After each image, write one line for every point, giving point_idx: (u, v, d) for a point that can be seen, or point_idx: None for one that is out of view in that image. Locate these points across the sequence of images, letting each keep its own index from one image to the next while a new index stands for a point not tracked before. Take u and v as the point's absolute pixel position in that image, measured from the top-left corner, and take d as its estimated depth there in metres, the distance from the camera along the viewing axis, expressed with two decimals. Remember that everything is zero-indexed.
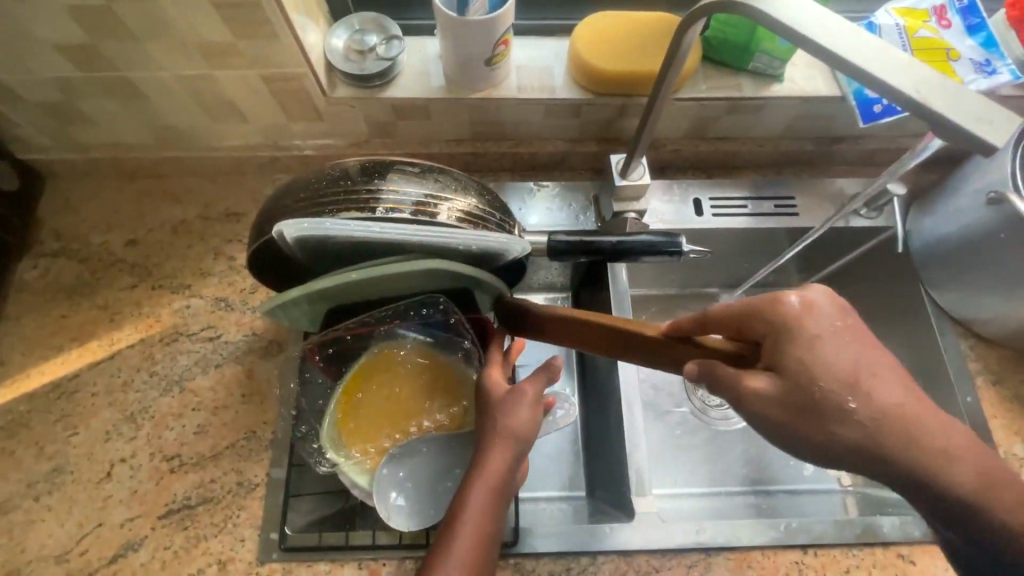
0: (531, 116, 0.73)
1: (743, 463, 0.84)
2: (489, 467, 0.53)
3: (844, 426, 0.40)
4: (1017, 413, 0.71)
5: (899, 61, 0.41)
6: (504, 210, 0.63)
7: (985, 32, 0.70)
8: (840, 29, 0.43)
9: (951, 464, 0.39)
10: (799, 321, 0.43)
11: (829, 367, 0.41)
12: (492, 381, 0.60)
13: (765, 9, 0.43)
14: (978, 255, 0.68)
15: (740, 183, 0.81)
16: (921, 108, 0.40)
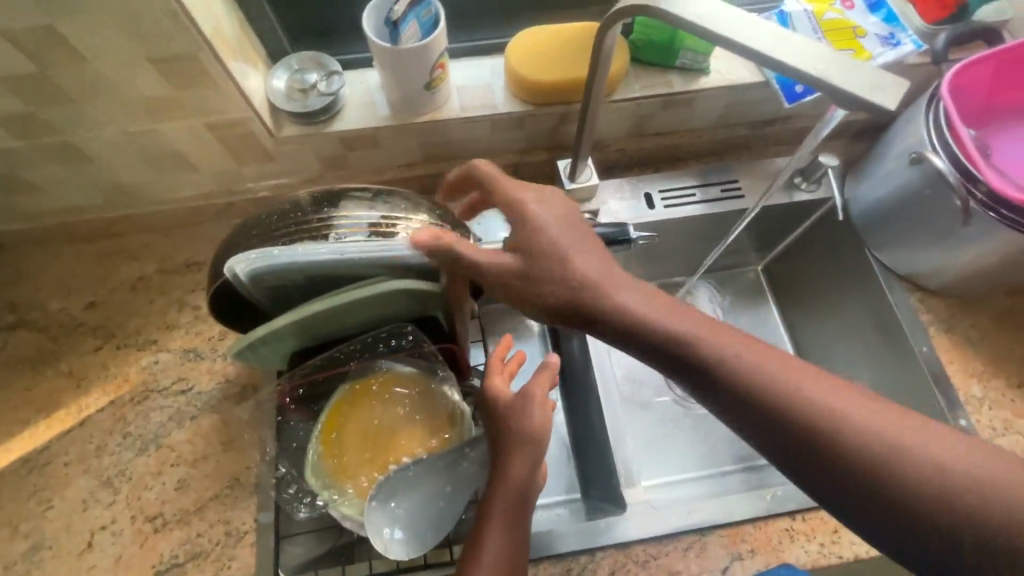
0: (478, 133, 0.76)
1: (730, 444, 0.87)
2: (511, 476, 0.56)
3: (560, 274, 0.50)
4: (971, 356, 0.75)
5: (797, 44, 0.45)
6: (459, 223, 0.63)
7: (886, 9, 0.75)
8: (741, 20, 0.46)
9: (665, 313, 0.49)
10: (526, 200, 0.53)
11: (551, 239, 0.51)
12: (495, 389, 0.60)
13: (671, 8, 0.46)
14: (911, 213, 0.73)
15: (686, 173, 0.85)
16: (822, 82, 0.43)
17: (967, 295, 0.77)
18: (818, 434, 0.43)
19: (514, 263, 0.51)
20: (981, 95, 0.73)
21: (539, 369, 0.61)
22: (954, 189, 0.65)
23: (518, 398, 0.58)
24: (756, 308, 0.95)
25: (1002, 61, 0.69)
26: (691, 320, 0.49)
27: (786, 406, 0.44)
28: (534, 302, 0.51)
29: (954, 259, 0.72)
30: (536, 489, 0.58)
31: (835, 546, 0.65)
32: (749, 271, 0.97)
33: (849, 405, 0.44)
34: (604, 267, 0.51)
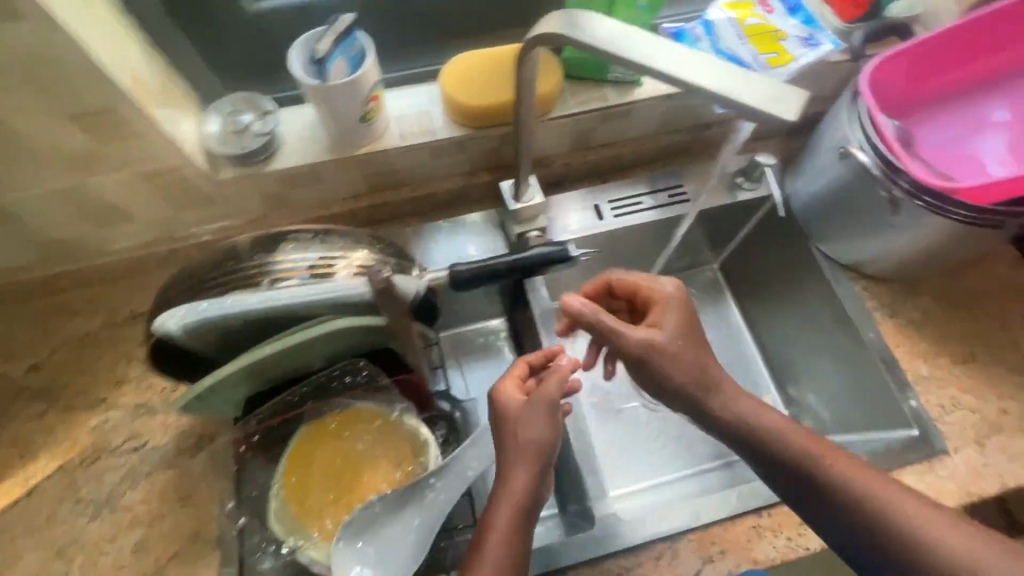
0: (420, 160, 0.76)
1: (708, 441, 0.88)
2: (514, 486, 0.55)
3: (677, 357, 0.59)
4: (917, 337, 0.77)
5: (702, 64, 0.46)
6: (401, 255, 0.63)
7: (803, 11, 0.78)
8: (649, 42, 0.47)
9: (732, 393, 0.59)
10: (669, 293, 0.63)
11: (681, 329, 0.61)
12: (506, 398, 0.61)
13: (580, 35, 0.47)
14: (846, 205, 0.75)
15: (634, 182, 0.86)
16: (728, 98, 0.44)
17: (908, 278, 0.80)
18: (824, 486, 0.52)
19: (651, 344, 0.59)
20: (901, 89, 0.75)
21: (551, 374, 0.61)
22: (880, 181, 0.69)
23: (524, 405, 0.59)
24: (717, 308, 0.96)
25: (913, 55, 0.72)
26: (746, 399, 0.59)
27: (802, 463, 0.54)
28: (651, 374, 0.60)
29: (890, 246, 0.74)
30: (539, 499, 0.57)
31: (802, 539, 0.66)
32: (706, 269, 0.98)
33: (857, 474, 0.52)
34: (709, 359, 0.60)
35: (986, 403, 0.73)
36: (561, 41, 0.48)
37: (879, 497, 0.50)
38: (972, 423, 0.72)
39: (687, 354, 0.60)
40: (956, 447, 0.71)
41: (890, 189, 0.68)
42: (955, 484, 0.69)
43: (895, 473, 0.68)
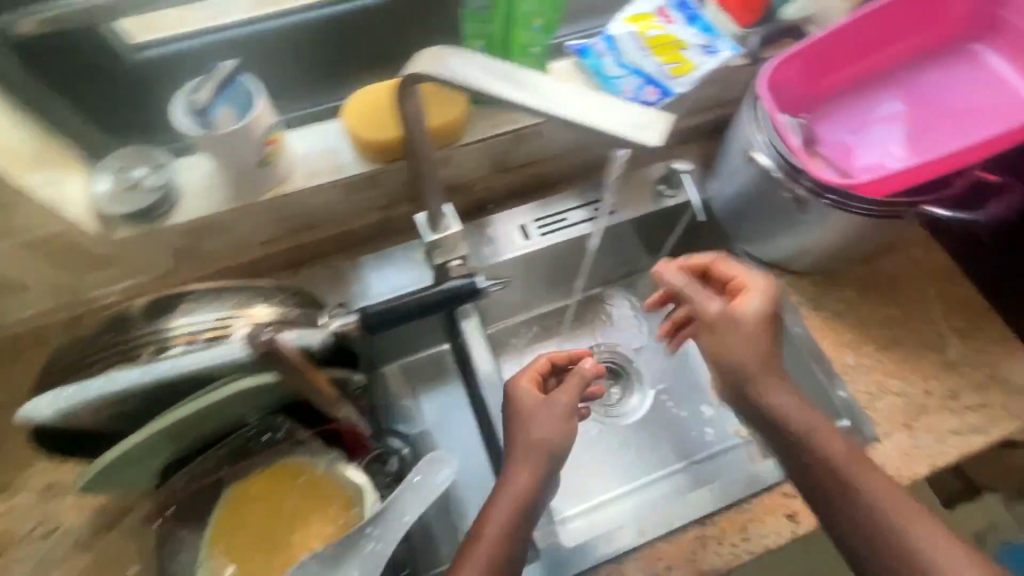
0: (332, 199, 0.74)
1: (671, 441, 0.91)
2: (516, 483, 0.62)
3: (766, 337, 0.63)
4: (842, 327, 0.79)
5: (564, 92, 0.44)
6: (307, 304, 0.61)
7: (701, 20, 0.79)
8: (515, 73, 0.45)
9: (773, 381, 0.61)
10: (745, 285, 0.66)
11: (763, 318, 0.63)
12: (521, 391, 0.69)
13: (444, 73, 0.45)
14: (760, 207, 0.77)
15: (559, 198, 0.87)
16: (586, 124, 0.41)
17: (824, 270, 0.82)
18: (829, 474, 0.57)
19: (725, 314, 0.64)
20: (801, 87, 0.75)
21: (571, 378, 0.69)
22: (783, 184, 0.70)
23: (541, 405, 0.67)
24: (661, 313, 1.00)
25: (805, 55, 0.73)
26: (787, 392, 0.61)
27: (817, 454, 0.58)
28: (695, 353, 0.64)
29: (805, 242, 0.76)
30: (541, 501, 0.64)
31: (745, 544, 0.66)
32: (647, 275, 1.00)
33: (868, 480, 0.56)
34: (766, 355, 0.62)
35: (912, 386, 0.75)
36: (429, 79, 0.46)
37: (877, 501, 0.55)
38: (900, 408, 0.74)
39: (761, 335, 0.63)
40: (887, 432, 0.72)
41: (793, 191, 0.70)
42: (887, 470, 0.70)
43: None
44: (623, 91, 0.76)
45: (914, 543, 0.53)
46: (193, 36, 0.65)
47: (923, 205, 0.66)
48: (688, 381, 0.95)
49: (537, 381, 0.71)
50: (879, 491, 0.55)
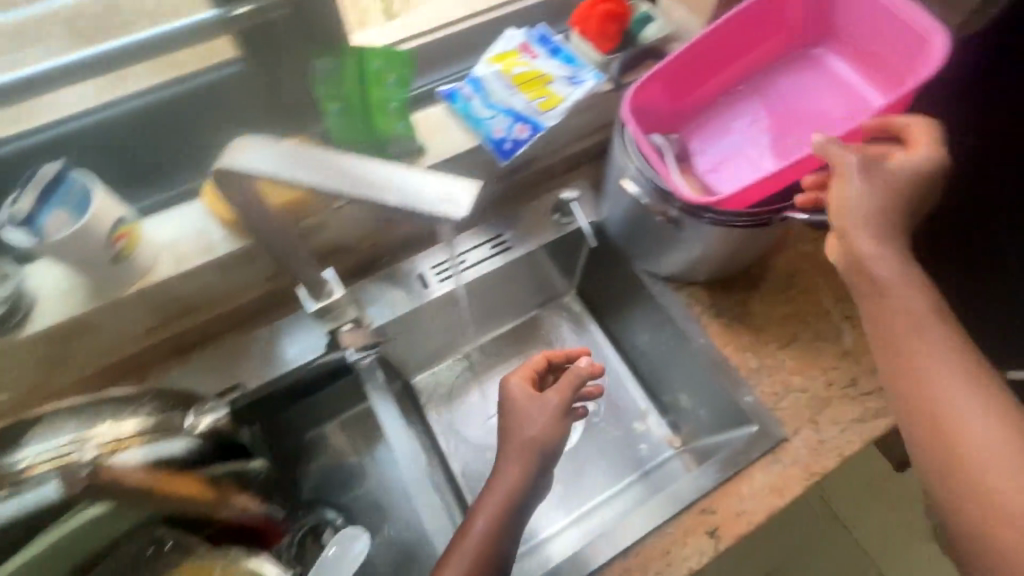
0: (210, 280, 0.71)
1: (617, 456, 0.93)
2: (507, 478, 0.68)
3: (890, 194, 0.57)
4: (743, 331, 0.80)
5: (367, 169, 0.41)
6: (174, 407, 0.59)
7: (564, 52, 0.81)
8: (325, 158, 0.42)
9: (874, 236, 0.57)
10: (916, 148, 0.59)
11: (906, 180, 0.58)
12: (513, 386, 0.75)
13: (247, 168, 0.41)
14: (643, 228, 0.79)
15: (453, 242, 0.88)
16: (391, 204, 0.39)
17: (721, 275, 0.82)
18: (904, 335, 0.54)
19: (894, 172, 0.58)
20: (665, 105, 0.76)
21: (567, 377, 0.74)
22: (651, 209, 0.72)
23: (532, 402, 0.72)
24: (583, 334, 1.02)
25: (664, 76, 0.74)
26: (884, 248, 0.56)
27: (900, 309, 0.55)
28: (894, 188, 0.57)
29: (690, 257, 0.77)
30: (531, 497, 0.69)
31: (670, 569, 0.66)
32: (564, 299, 1.03)
33: (941, 354, 0.52)
34: (882, 225, 0.57)
35: (814, 380, 0.77)
36: (236, 174, 0.42)
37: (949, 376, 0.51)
38: (804, 404, 0.75)
39: (882, 194, 0.57)
40: (795, 430, 0.74)
41: (664, 213, 0.72)
42: (798, 469, 0.71)
43: (742, 473, 0.71)
44: (493, 131, 0.76)
45: (970, 421, 0.50)
46: (47, 128, 0.63)
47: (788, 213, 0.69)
48: (614, 401, 0.97)
49: (532, 379, 0.76)
50: (951, 368, 0.52)
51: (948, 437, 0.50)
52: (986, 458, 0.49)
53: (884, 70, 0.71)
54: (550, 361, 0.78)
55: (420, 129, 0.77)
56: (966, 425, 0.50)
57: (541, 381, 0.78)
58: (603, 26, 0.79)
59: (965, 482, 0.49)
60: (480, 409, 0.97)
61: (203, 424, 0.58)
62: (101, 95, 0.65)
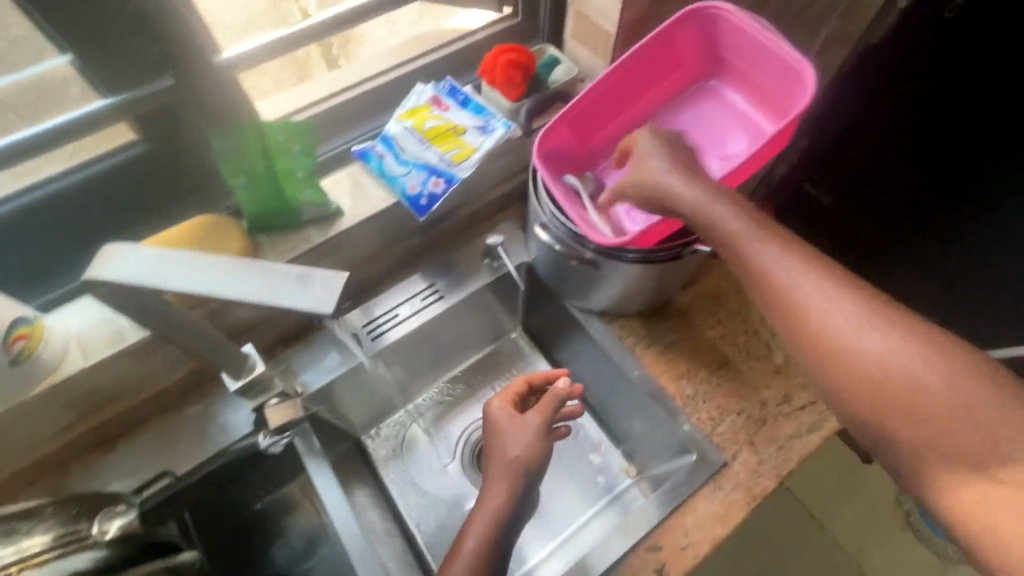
0: (127, 367, 0.69)
1: (582, 489, 0.92)
2: (495, 500, 0.66)
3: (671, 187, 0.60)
4: (676, 358, 0.81)
5: (240, 269, 0.41)
6: (78, 517, 0.61)
7: (474, 102, 0.82)
8: (193, 260, 0.41)
9: (699, 207, 0.58)
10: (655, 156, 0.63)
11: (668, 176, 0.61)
12: (495, 409, 0.74)
13: (113, 277, 0.40)
14: (566, 270, 0.79)
15: (384, 297, 0.87)
16: (262, 303, 0.39)
17: (650, 305, 0.84)
18: (770, 281, 0.52)
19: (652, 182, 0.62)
20: (576, 146, 0.78)
21: (546, 397, 0.73)
22: (566, 255, 0.74)
23: (513, 422, 0.71)
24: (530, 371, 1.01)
25: (570, 120, 0.75)
26: (720, 209, 0.56)
27: (752, 263, 0.53)
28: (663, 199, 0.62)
29: (615, 293, 0.78)
30: (523, 509, 0.67)
31: None
32: (508, 338, 1.03)
33: (810, 288, 0.50)
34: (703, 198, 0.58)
35: (749, 401, 0.78)
36: (103, 285, 0.41)
37: (816, 309, 0.49)
38: (741, 426, 0.76)
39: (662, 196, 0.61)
40: (733, 454, 0.74)
41: (580, 256, 0.73)
42: (739, 493, 0.72)
43: (685, 504, 0.71)
44: (409, 187, 0.77)
45: (811, 292, 0.50)
46: None
47: (696, 244, 0.71)
48: (570, 434, 0.97)
49: (513, 401, 0.75)
50: (770, 250, 0.53)
51: (840, 368, 0.48)
52: (845, 324, 0.48)
53: (772, 100, 0.74)
54: (531, 385, 0.77)
55: (333, 193, 0.78)
56: (812, 299, 0.50)
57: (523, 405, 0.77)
58: (508, 73, 0.80)
59: (848, 360, 0.48)
60: (436, 458, 0.96)
61: (112, 530, 0.61)
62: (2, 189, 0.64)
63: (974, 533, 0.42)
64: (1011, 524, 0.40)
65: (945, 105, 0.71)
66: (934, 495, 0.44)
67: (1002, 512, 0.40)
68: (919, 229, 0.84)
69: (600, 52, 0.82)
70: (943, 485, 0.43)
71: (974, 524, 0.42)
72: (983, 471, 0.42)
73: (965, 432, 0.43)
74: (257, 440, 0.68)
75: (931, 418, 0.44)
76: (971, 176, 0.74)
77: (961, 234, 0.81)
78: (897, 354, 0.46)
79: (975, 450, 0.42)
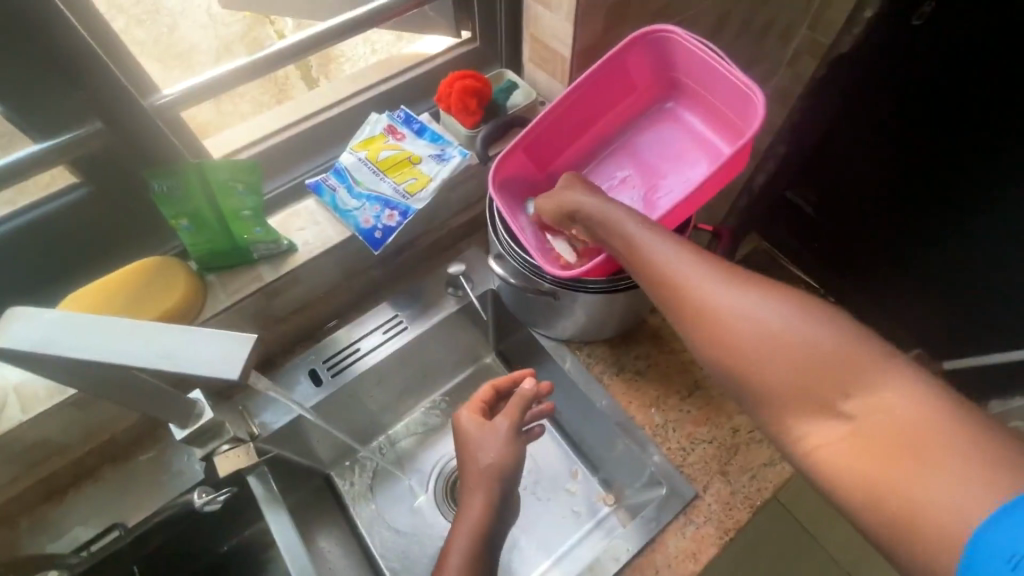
0: (72, 417, 0.66)
1: (561, 517, 0.89)
2: (471, 513, 0.61)
3: (576, 200, 0.62)
4: (644, 386, 0.79)
5: (149, 334, 0.40)
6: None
7: (430, 130, 0.81)
8: (103, 327, 0.40)
9: (597, 212, 0.58)
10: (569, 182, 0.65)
11: (578, 195, 0.62)
12: (465, 421, 0.69)
13: (12, 346, 0.39)
14: (528, 300, 0.78)
15: (347, 331, 0.85)
16: (171, 373, 0.38)
17: (618, 330, 0.82)
18: (656, 267, 0.50)
19: (566, 201, 0.63)
20: (534, 172, 0.77)
21: (513, 400, 0.69)
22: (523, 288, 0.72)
23: (481, 430, 0.67)
24: None
25: (525, 146, 0.73)
26: (614, 211, 0.57)
27: (641, 255, 0.52)
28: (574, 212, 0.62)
29: (578, 322, 0.77)
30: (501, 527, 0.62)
31: None
32: (481, 365, 1.00)
33: (693, 270, 0.47)
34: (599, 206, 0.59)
35: (719, 429, 0.76)
36: (5, 354, 0.39)
37: (702, 293, 0.46)
38: (712, 454, 0.74)
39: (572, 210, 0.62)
40: (705, 485, 0.72)
41: (537, 288, 0.71)
42: (712, 527, 0.69)
43: (655, 542, 0.68)
44: (362, 221, 0.75)
45: (660, 254, 0.50)
46: None
47: None
48: (546, 462, 0.94)
49: (481, 409, 0.71)
50: (634, 226, 0.54)
51: (726, 354, 0.44)
52: (688, 278, 0.47)
53: (728, 123, 0.73)
54: (497, 390, 0.74)
55: (289, 227, 0.76)
56: (661, 258, 0.50)
57: (491, 412, 0.73)
58: (463, 100, 0.78)
59: (696, 316, 0.46)
60: (407, 490, 0.91)
61: None
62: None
63: (835, 480, 0.39)
64: (859, 462, 0.37)
65: (943, 100, 0.75)
66: (795, 448, 0.42)
67: (861, 466, 0.37)
68: (918, 220, 0.87)
69: (556, 78, 0.81)
70: (797, 431, 0.41)
71: (832, 471, 0.39)
72: (826, 410, 0.40)
73: (808, 373, 0.40)
74: (192, 498, 0.66)
75: (775, 365, 0.42)
76: (966, 173, 0.78)
77: (959, 225, 0.82)
78: (747, 310, 0.43)
79: (821, 392, 0.40)
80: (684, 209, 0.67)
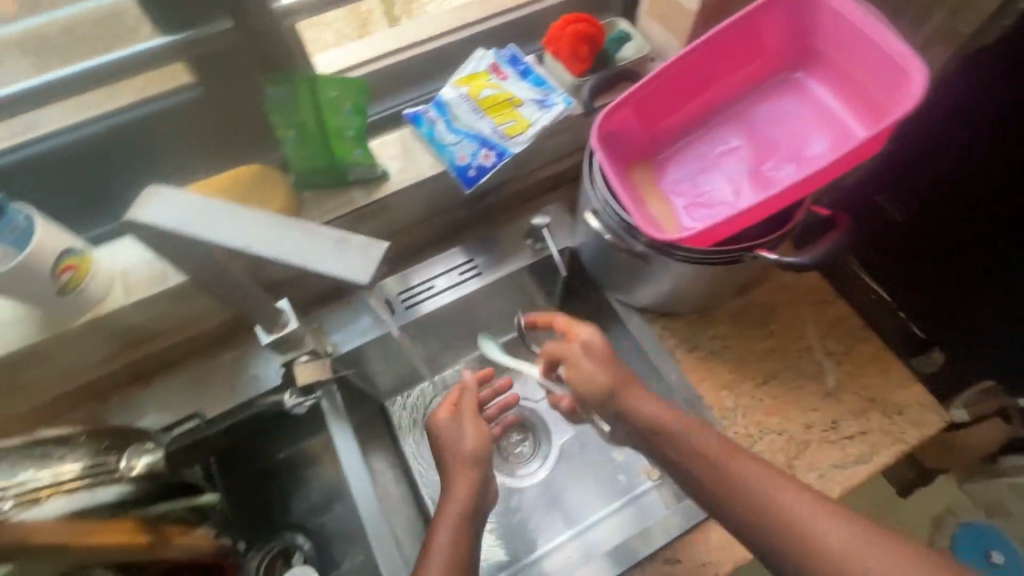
0: (167, 308, 0.70)
1: (601, 486, 0.89)
2: (454, 495, 0.62)
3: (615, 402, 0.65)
4: (718, 367, 0.77)
5: (289, 229, 0.40)
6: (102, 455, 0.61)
7: (533, 74, 0.78)
8: (233, 215, 0.40)
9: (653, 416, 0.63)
10: (593, 362, 0.68)
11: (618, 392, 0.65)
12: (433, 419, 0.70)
13: (156, 220, 0.40)
14: (611, 260, 0.76)
15: (423, 266, 0.86)
16: (308, 270, 0.38)
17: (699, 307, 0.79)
18: (722, 482, 0.57)
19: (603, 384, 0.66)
20: (638, 131, 0.72)
21: (470, 398, 0.71)
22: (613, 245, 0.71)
23: (450, 423, 0.69)
24: None
25: (634, 102, 0.69)
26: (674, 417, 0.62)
27: (705, 470, 0.58)
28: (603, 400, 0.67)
29: (661, 290, 0.74)
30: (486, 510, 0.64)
31: None
32: None
33: (754, 485, 0.55)
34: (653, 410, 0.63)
35: (792, 422, 0.73)
36: (142, 228, 0.41)
37: (770, 510, 0.53)
38: (781, 447, 0.72)
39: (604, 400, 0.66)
40: None
41: (630, 246, 0.69)
42: None
43: (711, 521, 0.67)
44: (458, 157, 0.74)
45: (729, 468, 0.57)
46: None
47: (759, 250, 0.65)
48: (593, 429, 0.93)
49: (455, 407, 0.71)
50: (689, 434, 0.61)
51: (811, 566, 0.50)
52: (761, 493, 0.55)
53: (866, 100, 0.67)
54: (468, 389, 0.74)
55: (383, 154, 0.76)
56: (730, 473, 0.57)
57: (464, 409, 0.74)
58: (574, 46, 0.75)
59: (780, 533, 0.52)
60: None
61: (138, 466, 0.62)
62: (61, 121, 0.64)
63: None
64: None
65: None
66: None
67: None
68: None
69: (675, 33, 0.76)
70: None
71: None
72: None
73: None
74: (283, 399, 0.70)
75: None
76: None
77: None
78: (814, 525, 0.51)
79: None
80: (802, 189, 0.63)
